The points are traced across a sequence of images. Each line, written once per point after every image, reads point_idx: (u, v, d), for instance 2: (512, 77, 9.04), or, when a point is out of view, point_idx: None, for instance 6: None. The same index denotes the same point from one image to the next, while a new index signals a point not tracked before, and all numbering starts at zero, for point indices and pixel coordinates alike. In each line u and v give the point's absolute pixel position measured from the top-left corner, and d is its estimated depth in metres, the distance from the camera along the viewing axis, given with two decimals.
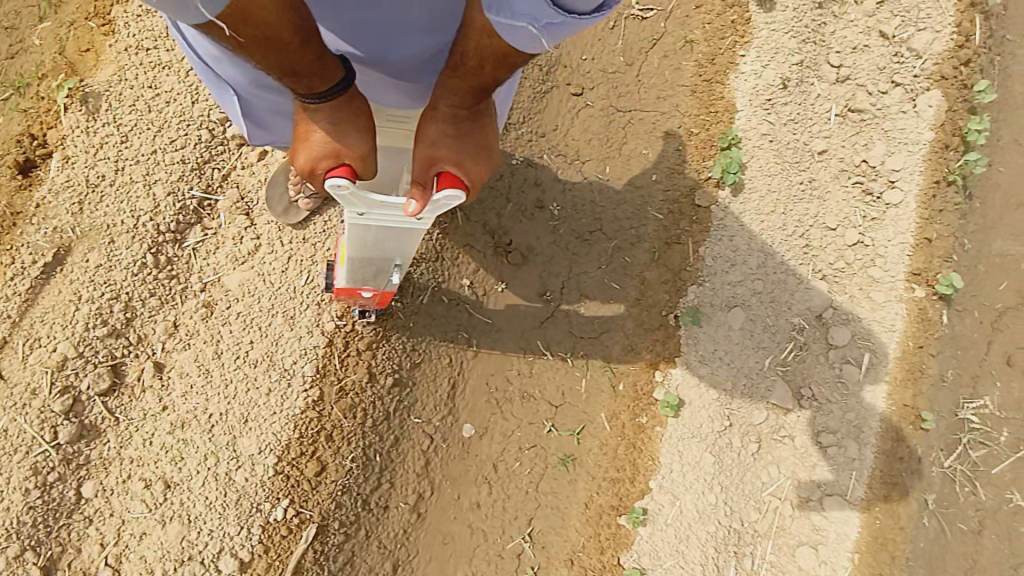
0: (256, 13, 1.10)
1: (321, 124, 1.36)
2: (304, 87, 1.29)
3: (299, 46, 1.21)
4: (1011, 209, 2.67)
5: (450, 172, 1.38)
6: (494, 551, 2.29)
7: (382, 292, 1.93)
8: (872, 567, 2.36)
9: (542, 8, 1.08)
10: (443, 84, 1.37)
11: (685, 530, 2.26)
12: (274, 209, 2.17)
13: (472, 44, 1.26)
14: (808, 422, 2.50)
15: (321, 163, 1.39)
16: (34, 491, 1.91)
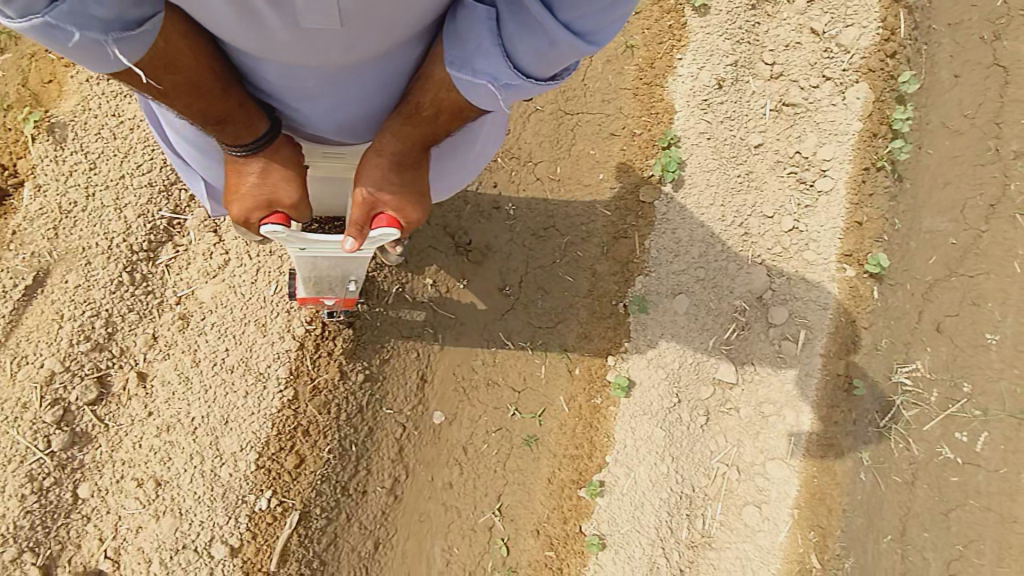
0: (180, 61, 1.23)
1: (252, 173, 1.54)
2: (230, 136, 1.44)
3: (223, 93, 1.34)
4: (939, 187, 2.98)
5: (390, 214, 1.59)
6: (468, 526, 2.54)
7: (344, 298, 1.99)
8: (811, 520, 2.65)
9: (503, 67, 1.28)
10: (392, 130, 1.49)
11: (640, 498, 2.49)
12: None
13: (430, 96, 1.40)
14: (750, 395, 2.73)
15: (254, 214, 1.58)
16: (31, 496, 2.03)
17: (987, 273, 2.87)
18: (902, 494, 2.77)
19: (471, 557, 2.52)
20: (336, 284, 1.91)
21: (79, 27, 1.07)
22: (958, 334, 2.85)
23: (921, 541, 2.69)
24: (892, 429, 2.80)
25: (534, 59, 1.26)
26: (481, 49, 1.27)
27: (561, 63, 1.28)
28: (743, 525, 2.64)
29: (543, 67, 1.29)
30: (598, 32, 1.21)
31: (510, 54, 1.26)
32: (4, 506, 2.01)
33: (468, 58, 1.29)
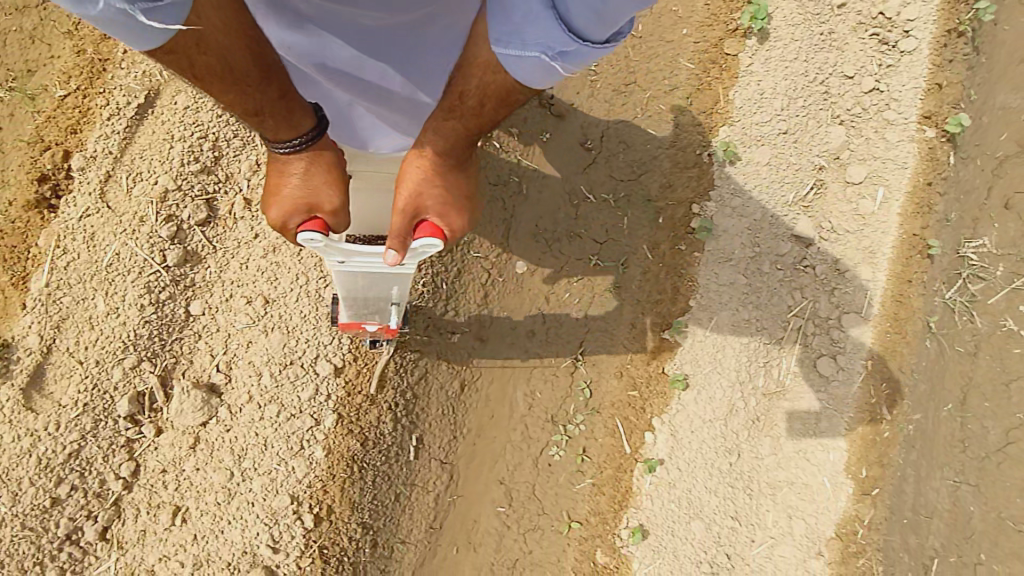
0: (211, 37, 1.17)
1: (294, 177, 1.51)
2: (274, 135, 1.44)
3: (261, 84, 1.31)
4: (1015, 65, 2.80)
5: (433, 222, 1.56)
6: (550, 372, 2.58)
7: (384, 325, 2.08)
8: (883, 373, 2.69)
9: (553, 34, 1.17)
10: (434, 130, 1.49)
11: (721, 342, 2.55)
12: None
13: (474, 80, 1.38)
14: (828, 253, 2.73)
15: (293, 217, 1.53)
16: (149, 306, 2.10)
17: None
18: (964, 365, 2.70)
19: (553, 401, 2.56)
20: (375, 303, 1.95)
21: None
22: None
23: (982, 410, 2.63)
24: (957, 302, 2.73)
25: (583, 19, 1.12)
26: (529, 17, 1.19)
27: (613, 23, 1.12)
28: (818, 377, 2.68)
29: (599, 29, 1.15)
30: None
31: (558, 17, 1.15)
32: (124, 314, 2.08)
33: (518, 29, 1.22)
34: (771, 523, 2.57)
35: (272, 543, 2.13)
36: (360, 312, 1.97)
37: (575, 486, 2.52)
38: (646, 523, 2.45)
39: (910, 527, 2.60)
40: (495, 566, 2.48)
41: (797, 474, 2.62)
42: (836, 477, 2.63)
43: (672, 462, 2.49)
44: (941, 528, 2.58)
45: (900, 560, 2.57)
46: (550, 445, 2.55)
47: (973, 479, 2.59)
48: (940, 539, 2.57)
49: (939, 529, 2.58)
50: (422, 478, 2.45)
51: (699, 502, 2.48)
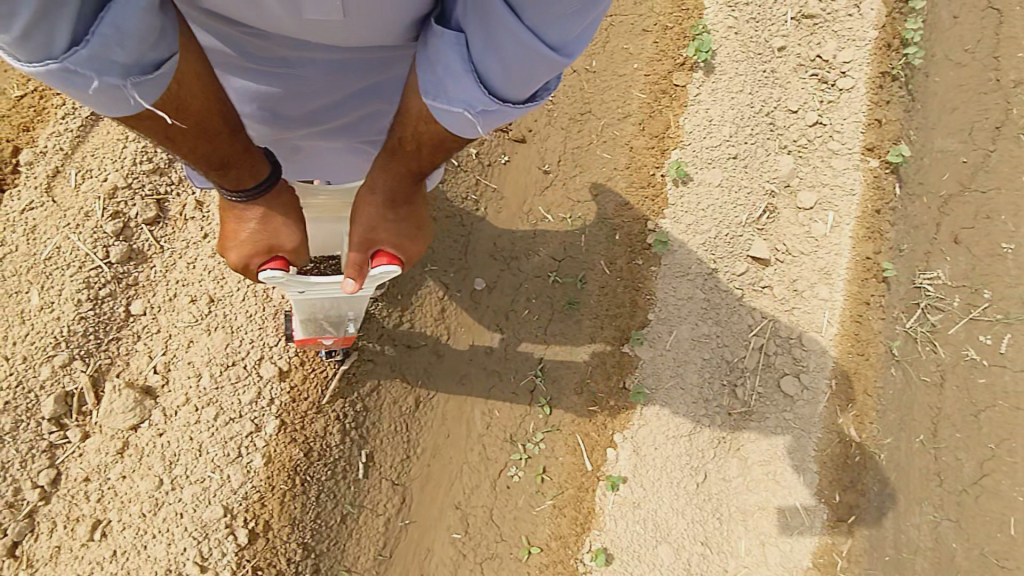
0: (189, 104, 1.21)
1: (251, 220, 1.47)
2: (233, 182, 1.39)
3: (230, 138, 1.32)
4: (948, 112, 3.04)
5: (389, 252, 1.53)
6: (509, 390, 2.49)
7: (342, 337, 1.92)
8: (847, 392, 2.66)
9: (476, 93, 1.20)
10: (381, 168, 1.45)
11: (683, 356, 2.52)
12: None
13: (410, 129, 1.35)
14: (783, 274, 2.77)
15: (253, 259, 1.50)
16: (86, 303, 2.04)
17: (1000, 187, 2.89)
18: (933, 396, 2.74)
19: (511, 419, 2.46)
20: (334, 323, 1.82)
21: (97, 72, 1.05)
22: (975, 245, 2.86)
23: (954, 441, 2.66)
24: (919, 333, 2.79)
25: (505, 79, 1.18)
26: (452, 75, 1.20)
27: (533, 81, 1.19)
28: (784, 395, 2.62)
29: (519, 89, 1.21)
30: (571, 44, 1.13)
31: (480, 74, 1.19)
32: (59, 309, 2.01)
33: (443, 85, 1.23)
34: (744, 551, 2.43)
35: (200, 561, 1.96)
36: (317, 329, 1.84)
37: (536, 510, 2.37)
38: (608, 546, 2.30)
39: (893, 566, 2.53)
40: None
41: (767, 499, 2.51)
42: (807, 500, 2.53)
43: (636, 480, 2.37)
44: (925, 565, 2.54)
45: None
46: (508, 466, 2.42)
47: (953, 513, 2.59)
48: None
49: (923, 569, 2.53)
50: (370, 501, 2.30)
51: (666, 526, 2.34)
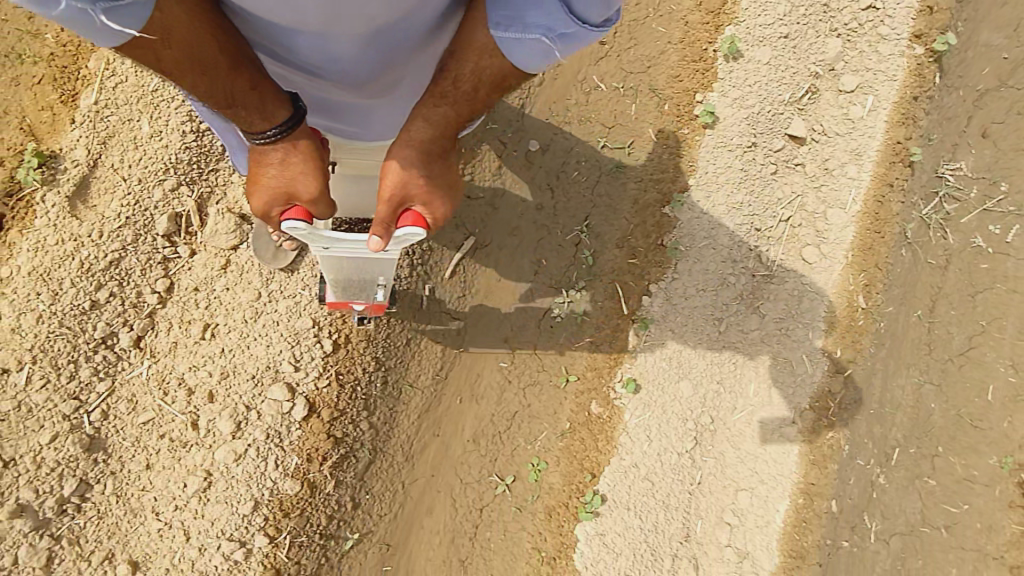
0: (177, 31, 1.22)
1: (272, 163, 1.53)
2: (246, 124, 1.45)
3: (230, 72, 1.34)
4: (998, 6, 3.04)
5: (416, 211, 1.63)
6: (556, 242, 2.76)
7: (373, 304, 2.06)
8: (861, 264, 2.91)
9: (557, 15, 1.29)
10: (422, 117, 1.53)
11: (716, 220, 2.76)
12: (263, 258, 2.27)
13: (471, 66, 1.46)
14: (815, 154, 2.97)
15: (273, 204, 1.57)
16: (190, 134, 2.23)
17: None
18: (935, 276, 2.96)
19: (558, 269, 2.74)
20: (365, 286, 1.98)
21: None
22: (1002, 139, 2.95)
23: (948, 317, 2.91)
24: (932, 219, 2.96)
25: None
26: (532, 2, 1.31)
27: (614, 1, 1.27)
28: (804, 263, 2.91)
29: (598, 9, 1.30)
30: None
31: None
32: (166, 138, 2.20)
33: (519, 14, 1.33)
34: (751, 393, 2.82)
35: (293, 361, 2.30)
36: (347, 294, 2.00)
37: (574, 346, 2.70)
38: (636, 376, 2.67)
39: (876, 418, 2.87)
40: (495, 417, 2.68)
41: (776, 351, 2.84)
42: (812, 354, 2.86)
43: (664, 323, 2.69)
44: (903, 421, 2.87)
45: (864, 445, 2.85)
46: (552, 308, 2.72)
47: (936, 379, 2.87)
48: (902, 432, 2.87)
49: (901, 422, 2.87)
50: (430, 329, 2.62)
51: (688, 364, 2.70)
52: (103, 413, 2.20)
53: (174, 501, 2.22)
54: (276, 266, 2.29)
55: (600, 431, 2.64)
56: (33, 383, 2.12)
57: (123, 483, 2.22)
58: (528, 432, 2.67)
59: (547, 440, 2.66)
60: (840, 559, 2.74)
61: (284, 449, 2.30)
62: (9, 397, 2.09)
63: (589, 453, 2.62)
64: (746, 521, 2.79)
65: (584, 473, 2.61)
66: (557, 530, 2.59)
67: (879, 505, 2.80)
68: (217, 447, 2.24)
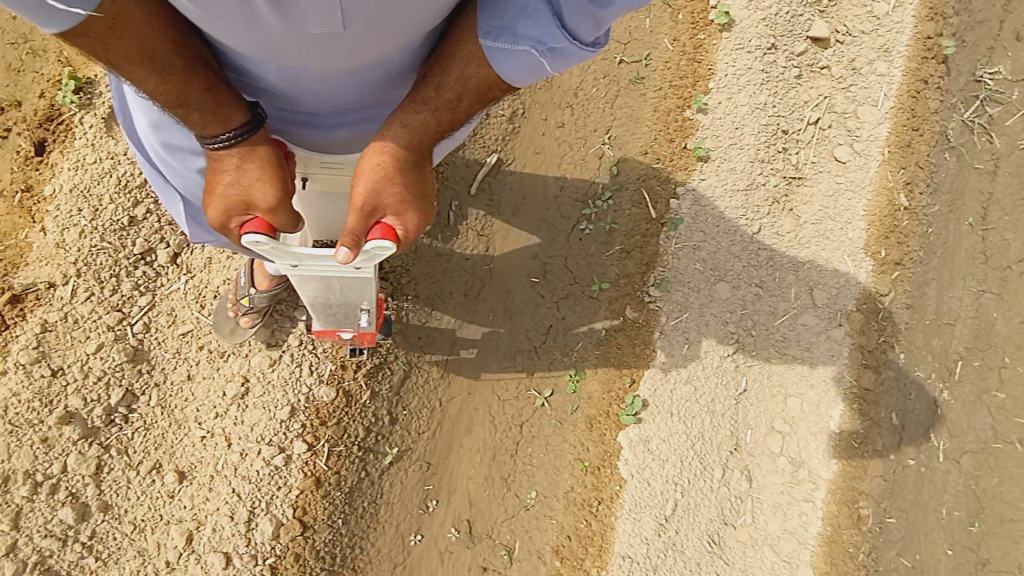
0: (128, 22, 1.17)
1: (227, 170, 1.42)
2: (199, 122, 1.36)
3: (185, 70, 1.27)
4: None
5: (388, 222, 1.44)
6: (580, 157, 2.76)
7: (359, 332, 2.01)
8: (898, 161, 2.80)
9: (548, 29, 1.27)
10: (397, 122, 1.41)
11: (740, 121, 2.69)
12: (219, 331, 2.27)
13: (455, 73, 1.37)
14: (839, 55, 2.89)
15: (230, 213, 1.44)
16: None
17: None
18: (984, 182, 2.84)
19: (583, 182, 2.73)
20: (348, 307, 1.86)
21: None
22: None
23: (1002, 224, 2.80)
24: (977, 124, 2.86)
25: (584, 19, 1.26)
26: (523, 12, 1.28)
27: (608, 19, 1.28)
28: (837, 164, 2.81)
29: (587, 29, 1.30)
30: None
31: (556, 13, 1.26)
32: None
33: (508, 24, 1.29)
34: (793, 297, 2.70)
35: None
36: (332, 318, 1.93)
37: (605, 256, 2.66)
38: (669, 277, 2.59)
39: (933, 329, 2.77)
40: (531, 332, 2.65)
41: (817, 252, 2.74)
42: (855, 253, 2.75)
43: (696, 225, 2.63)
44: (963, 333, 2.75)
45: (924, 358, 2.75)
46: (579, 222, 2.71)
47: (995, 287, 2.77)
48: (963, 343, 2.75)
49: (961, 334, 2.75)
50: (460, 246, 2.68)
51: (724, 265, 2.63)
52: (145, 326, 2.28)
53: (214, 409, 2.28)
54: (238, 341, 2.29)
55: (637, 335, 2.56)
56: (78, 295, 2.21)
57: (167, 394, 2.28)
58: (565, 344, 2.62)
59: (583, 350, 2.60)
60: (908, 478, 2.67)
61: (317, 356, 2.37)
62: (57, 308, 2.19)
63: (628, 359, 2.55)
64: (798, 429, 2.66)
65: (624, 378, 2.53)
66: (598, 438, 2.53)
67: (945, 422, 2.71)
68: (253, 354, 2.32)
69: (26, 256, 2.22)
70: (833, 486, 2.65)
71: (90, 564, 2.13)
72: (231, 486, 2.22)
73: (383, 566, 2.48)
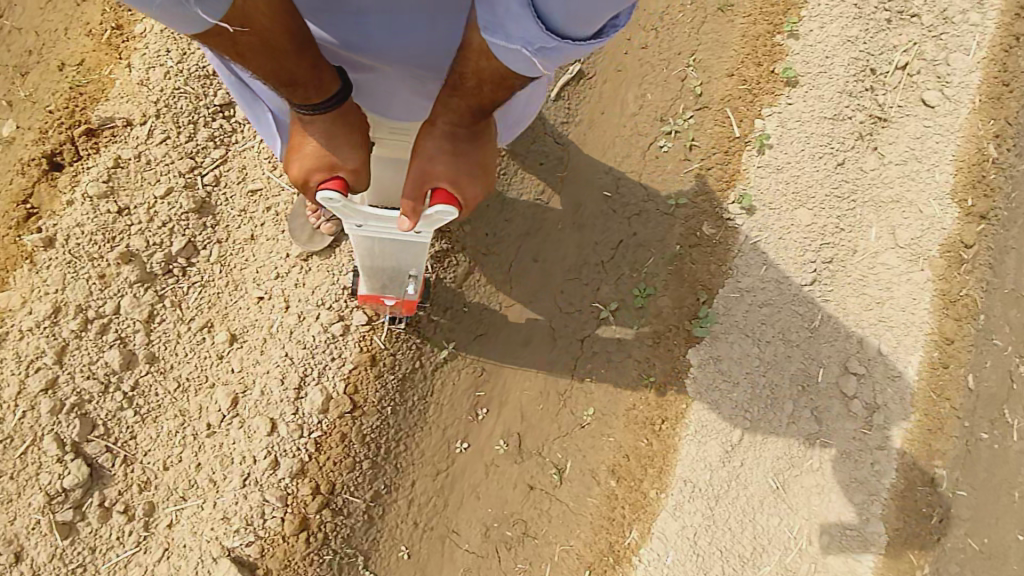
0: (256, 19, 1.10)
1: (316, 134, 1.37)
2: (300, 97, 1.29)
3: (298, 54, 1.20)
4: None
5: (446, 191, 1.43)
6: (661, 79, 2.66)
7: (404, 299, 2.02)
8: (989, 110, 2.70)
9: (536, 33, 1.04)
10: (442, 102, 1.34)
11: (830, 53, 2.64)
12: (297, 238, 2.20)
13: (470, 67, 1.21)
14: (933, 3, 2.83)
15: (314, 175, 1.41)
16: None
17: None
18: None
19: (663, 101, 2.64)
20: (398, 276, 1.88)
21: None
22: None
23: None
24: None
25: (573, 20, 1.00)
26: (509, 12, 1.04)
27: (601, 18, 1.00)
28: (925, 108, 2.73)
29: (582, 26, 1.04)
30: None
31: (541, 16, 1.02)
32: None
33: (500, 22, 1.07)
34: (874, 236, 2.59)
35: None
36: (380, 286, 1.94)
37: (683, 173, 2.55)
38: (752, 194, 2.49)
39: (1011, 301, 2.49)
40: (600, 246, 2.53)
41: (899, 193, 2.64)
42: (940, 198, 2.64)
43: (780, 148, 2.55)
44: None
45: (1001, 329, 2.48)
46: (658, 138, 2.60)
47: None
48: None
49: None
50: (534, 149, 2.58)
51: (806, 191, 2.53)
52: (215, 178, 2.21)
53: (276, 270, 2.21)
54: (314, 249, 2.21)
55: (712, 254, 2.46)
56: (154, 136, 2.16)
57: (227, 253, 2.20)
58: (636, 259, 2.51)
59: (655, 265, 2.48)
60: (980, 455, 2.38)
61: None
62: (132, 147, 2.14)
63: (701, 275, 2.43)
64: (876, 371, 2.49)
65: (698, 293, 2.42)
66: (666, 354, 2.40)
67: (1019, 398, 2.41)
68: None
69: (107, 92, 2.19)
70: (911, 435, 2.45)
71: (126, 418, 2.06)
72: (285, 349, 2.16)
73: (425, 471, 2.33)
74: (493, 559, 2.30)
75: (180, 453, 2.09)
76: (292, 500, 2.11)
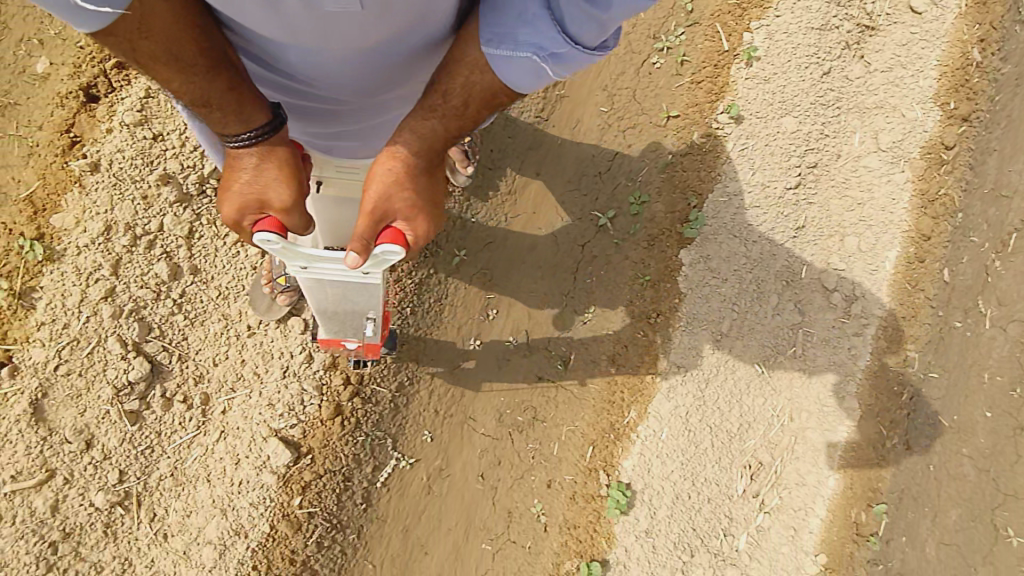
0: (153, 22, 1.14)
1: (245, 166, 1.40)
2: (221, 120, 1.33)
3: (211, 73, 1.25)
4: None
5: (397, 227, 1.40)
6: None
7: (366, 342, 1.83)
8: (975, 17, 2.81)
9: (550, 35, 1.20)
10: (409, 127, 1.39)
11: None
12: (257, 308, 2.40)
13: (458, 79, 1.33)
14: None
15: (244, 216, 1.42)
16: None
17: None
18: None
19: (656, 20, 2.79)
20: (353, 319, 1.71)
21: None
22: None
23: None
24: None
25: (586, 23, 1.18)
26: (523, 17, 1.21)
27: (610, 26, 1.19)
28: (913, 16, 2.83)
29: (590, 34, 1.22)
30: None
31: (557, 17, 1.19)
32: None
33: (508, 32, 1.23)
34: (857, 143, 2.76)
35: None
36: (339, 326, 1.75)
37: (675, 87, 2.73)
38: (739, 104, 2.65)
39: (989, 201, 2.62)
40: (597, 159, 2.73)
41: (883, 99, 2.78)
42: (922, 102, 2.77)
43: (768, 58, 2.69)
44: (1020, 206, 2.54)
45: (979, 225, 2.63)
46: (652, 56, 2.76)
47: None
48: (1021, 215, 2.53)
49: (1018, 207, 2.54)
50: None
51: (791, 99, 2.68)
52: None
53: None
54: (274, 316, 2.40)
55: (702, 161, 2.64)
56: None
57: None
58: (630, 170, 2.70)
59: (648, 175, 2.68)
60: (952, 340, 2.58)
61: None
62: None
63: (692, 183, 2.63)
64: (854, 267, 2.68)
65: (687, 197, 2.62)
66: (659, 254, 2.62)
67: (993, 291, 2.54)
68: None
69: None
70: (885, 324, 2.66)
71: (177, 321, 2.34)
72: None
73: (443, 365, 2.59)
74: (507, 441, 2.60)
75: (227, 352, 2.38)
76: (327, 390, 2.41)
